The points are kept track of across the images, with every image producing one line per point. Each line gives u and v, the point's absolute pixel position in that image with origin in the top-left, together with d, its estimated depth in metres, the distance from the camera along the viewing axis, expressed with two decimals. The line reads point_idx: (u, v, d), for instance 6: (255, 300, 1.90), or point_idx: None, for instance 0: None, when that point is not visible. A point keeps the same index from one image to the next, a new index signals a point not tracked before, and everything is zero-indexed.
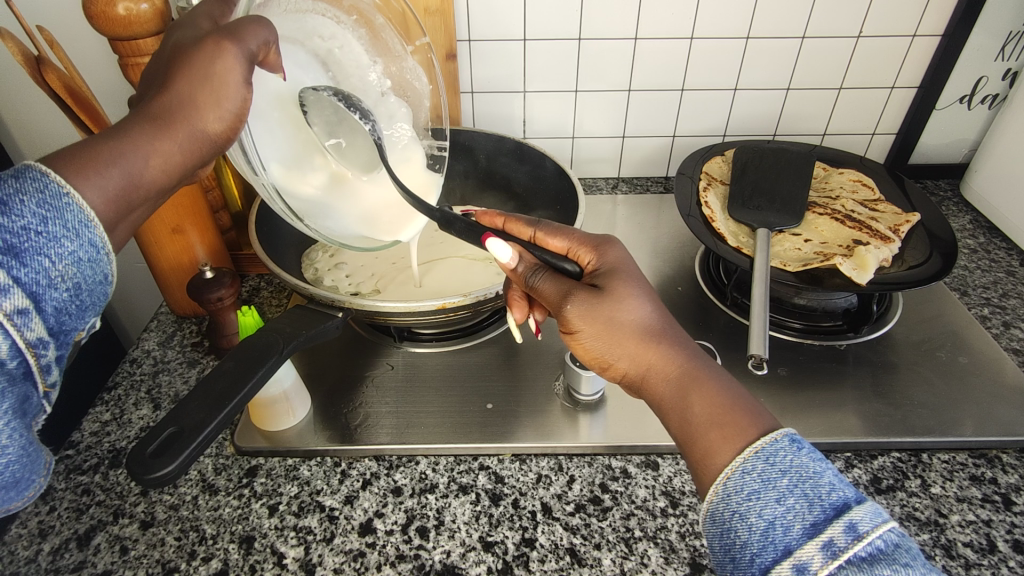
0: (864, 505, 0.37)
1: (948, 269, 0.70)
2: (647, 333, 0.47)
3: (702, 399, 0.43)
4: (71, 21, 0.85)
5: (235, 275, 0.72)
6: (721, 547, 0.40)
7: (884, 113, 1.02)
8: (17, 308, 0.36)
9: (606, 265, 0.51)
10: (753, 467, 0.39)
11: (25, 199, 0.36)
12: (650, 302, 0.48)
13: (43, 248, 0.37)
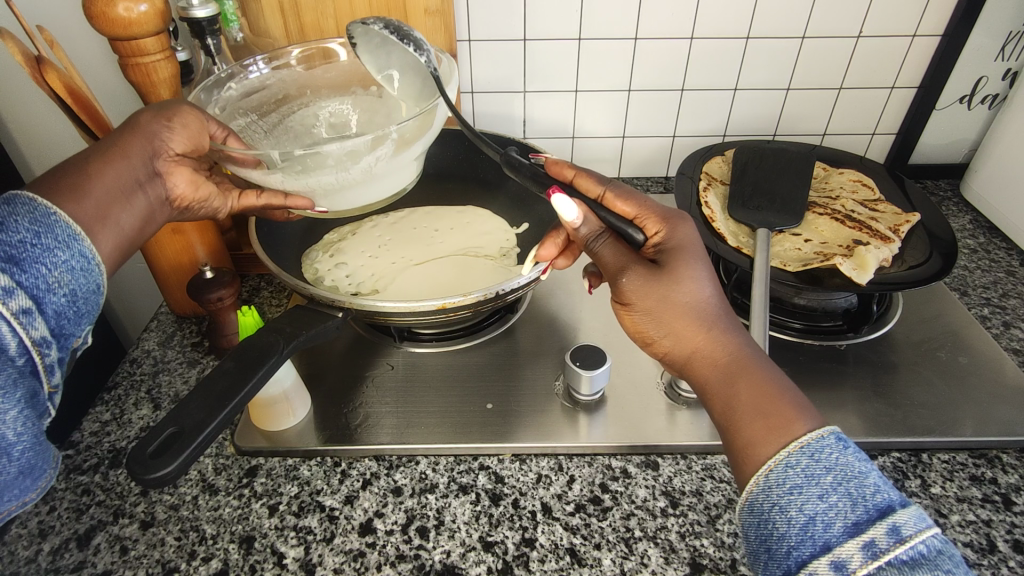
0: (908, 508, 0.37)
1: (948, 269, 0.70)
2: (704, 315, 0.47)
3: (748, 387, 0.43)
4: (71, 22, 0.85)
5: (236, 275, 0.72)
6: (757, 536, 0.40)
7: (884, 112, 1.02)
8: (22, 307, 0.38)
9: (672, 237, 0.50)
10: (797, 461, 0.39)
11: (18, 218, 0.40)
12: (710, 284, 0.48)
13: (39, 257, 0.40)
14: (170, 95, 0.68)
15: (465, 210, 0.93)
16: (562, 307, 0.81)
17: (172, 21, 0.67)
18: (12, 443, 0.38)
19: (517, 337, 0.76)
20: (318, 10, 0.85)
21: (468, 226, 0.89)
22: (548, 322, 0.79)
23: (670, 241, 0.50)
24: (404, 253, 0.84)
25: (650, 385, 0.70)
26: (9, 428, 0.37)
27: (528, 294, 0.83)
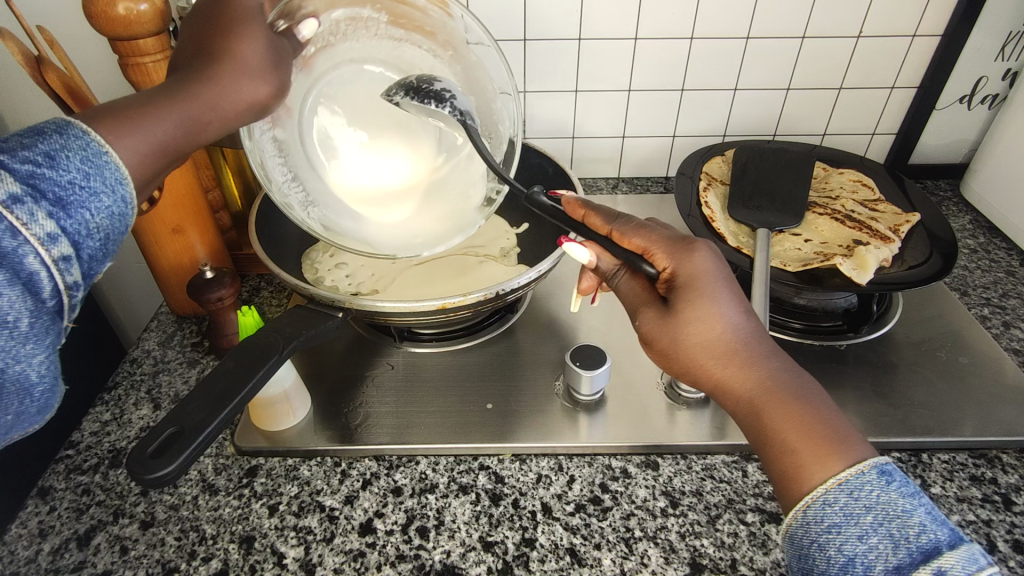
0: (957, 551, 0.36)
1: (948, 269, 0.70)
2: (723, 351, 0.45)
3: (775, 423, 0.42)
4: (71, 23, 0.85)
5: (236, 275, 0.72)
6: (799, 569, 0.41)
7: (885, 112, 1.02)
8: (62, 255, 0.36)
9: (686, 268, 0.47)
10: (836, 499, 0.39)
11: (70, 154, 0.37)
12: (727, 317, 0.45)
13: (86, 202, 0.37)
14: None
15: None
16: (562, 307, 0.81)
17: (172, 22, 0.67)
18: (34, 383, 0.37)
19: (517, 337, 0.76)
20: None
21: None
22: (548, 321, 0.79)
23: (683, 275, 0.47)
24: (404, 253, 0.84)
25: (650, 385, 0.70)
26: (35, 370, 0.37)
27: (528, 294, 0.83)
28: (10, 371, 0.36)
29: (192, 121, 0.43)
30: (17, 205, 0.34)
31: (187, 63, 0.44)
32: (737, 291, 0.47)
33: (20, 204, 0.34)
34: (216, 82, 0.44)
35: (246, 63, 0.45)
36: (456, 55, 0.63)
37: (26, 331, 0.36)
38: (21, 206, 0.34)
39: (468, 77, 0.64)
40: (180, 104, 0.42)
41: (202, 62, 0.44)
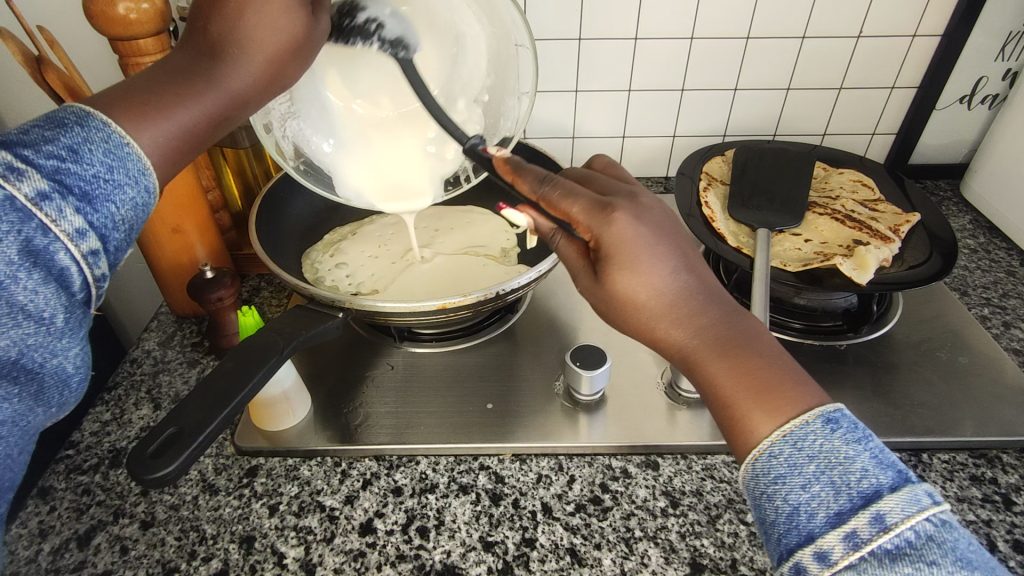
0: (899, 493, 0.34)
1: (948, 269, 0.70)
2: (661, 307, 0.43)
3: (718, 373, 0.41)
4: (70, 23, 0.85)
5: (235, 275, 0.72)
6: (757, 521, 0.39)
7: (884, 112, 1.02)
8: (90, 249, 0.36)
9: (608, 234, 0.42)
10: (780, 451, 0.37)
11: (92, 147, 0.37)
12: (661, 272, 0.43)
13: (110, 195, 0.37)
14: None
15: (465, 211, 0.93)
16: (561, 307, 0.81)
17: (172, 22, 0.67)
18: (71, 375, 0.37)
19: (517, 337, 0.76)
20: None
21: (468, 226, 0.89)
22: (547, 321, 0.79)
23: (606, 241, 0.42)
24: (404, 253, 0.84)
25: (650, 385, 0.70)
26: (72, 362, 0.37)
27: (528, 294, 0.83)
28: (48, 366, 0.36)
29: (215, 106, 0.42)
30: (45, 202, 0.34)
31: (212, 36, 0.42)
32: (670, 240, 0.44)
33: (48, 200, 0.35)
34: (242, 70, 0.42)
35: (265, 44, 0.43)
36: (498, 33, 0.65)
37: (61, 326, 0.36)
38: (49, 202, 0.35)
39: (498, 54, 0.65)
40: (205, 91, 0.41)
41: (227, 38, 0.42)
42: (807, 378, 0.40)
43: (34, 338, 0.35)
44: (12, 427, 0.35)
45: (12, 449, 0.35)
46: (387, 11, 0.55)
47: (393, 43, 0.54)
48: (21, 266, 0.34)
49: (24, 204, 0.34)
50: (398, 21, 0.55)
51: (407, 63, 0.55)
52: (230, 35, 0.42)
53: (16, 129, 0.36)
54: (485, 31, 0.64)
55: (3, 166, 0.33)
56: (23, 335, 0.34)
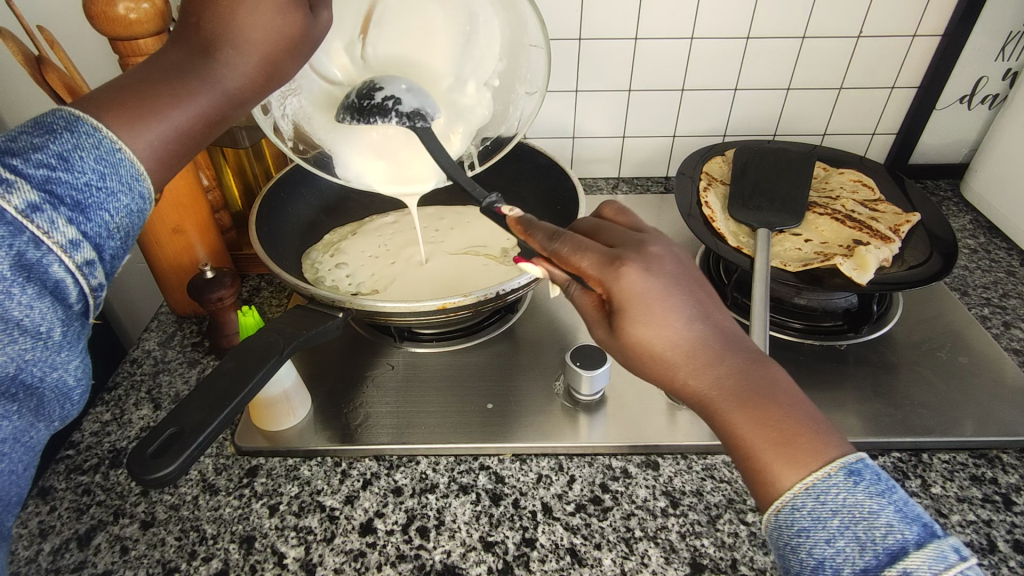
0: (925, 549, 0.35)
1: (948, 269, 0.69)
2: (681, 359, 0.42)
3: (743, 424, 0.40)
4: (70, 22, 0.85)
5: (235, 275, 0.72)
6: (780, 565, 0.40)
7: (884, 112, 1.02)
8: (86, 260, 0.36)
9: (620, 286, 0.41)
10: (803, 503, 0.37)
11: (83, 154, 0.36)
12: (678, 321, 0.42)
13: (104, 204, 0.37)
14: None
15: (465, 211, 0.93)
16: (561, 307, 0.81)
17: (172, 22, 0.67)
18: (73, 387, 0.38)
19: (517, 337, 0.76)
20: None
21: (468, 226, 0.89)
22: (547, 321, 0.79)
23: (618, 293, 0.41)
24: (404, 253, 0.84)
25: (650, 385, 0.70)
26: (72, 374, 0.38)
27: (528, 294, 0.83)
28: (47, 380, 0.36)
29: (209, 106, 0.41)
30: (36, 213, 0.34)
31: (207, 34, 0.40)
32: (683, 288, 0.42)
33: (40, 212, 0.34)
34: (235, 69, 0.41)
35: (261, 40, 0.41)
36: (514, 23, 0.64)
37: (59, 340, 0.36)
38: (41, 214, 0.34)
39: (512, 45, 0.65)
40: (197, 91, 0.40)
41: (222, 37, 0.40)
42: (828, 425, 0.39)
43: (32, 353, 0.35)
44: (15, 443, 0.36)
45: (16, 464, 0.37)
46: (404, 87, 0.59)
47: (410, 116, 0.59)
48: (16, 281, 0.34)
49: (16, 217, 0.33)
50: (414, 95, 0.60)
51: (425, 132, 0.60)
52: (223, 32, 0.40)
53: (3, 137, 0.35)
54: (501, 19, 0.63)
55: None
56: (21, 351, 0.35)
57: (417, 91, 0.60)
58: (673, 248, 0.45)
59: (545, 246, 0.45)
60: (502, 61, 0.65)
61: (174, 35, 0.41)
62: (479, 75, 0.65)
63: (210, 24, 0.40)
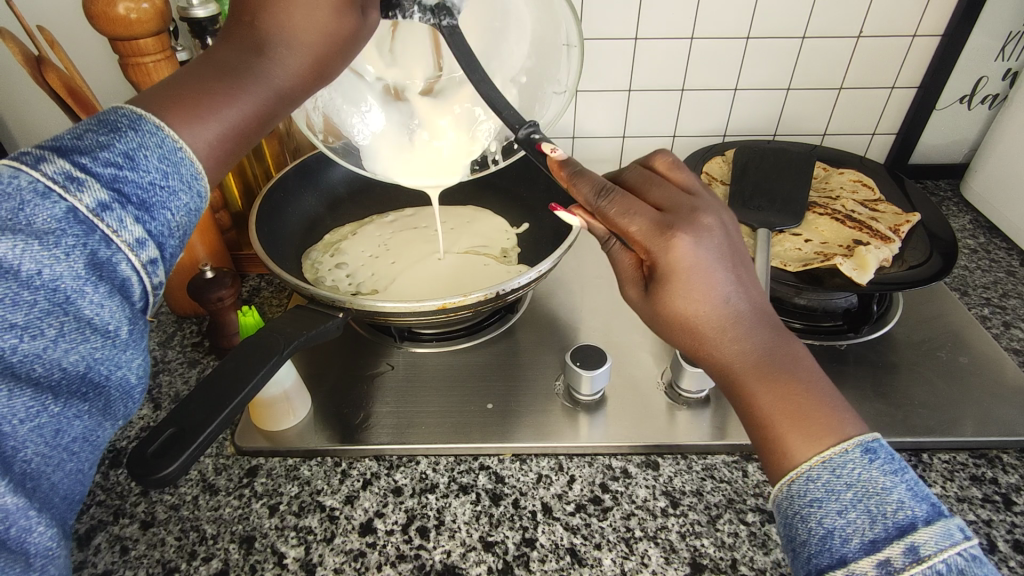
0: (933, 526, 0.35)
1: (948, 269, 0.69)
2: (715, 325, 0.43)
3: (768, 395, 0.41)
4: (70, 23, 0.85)
5: (236, 275, 0.72)
6: (786, 537, 0.40)
7: (884, 112, 1.02)
8: (150, 259, 0.35)
9: (666, 251, 0.42)
10: (819, 475, 0.38)
11: (147, 153, 0.35)
12: (721, 290, 0.42)
13: (166, 202, 0.36)
14: None
15: (465, 211, 0.93)
16: (561, 307, 0.81)
17: (172, 22, 0.67)
18: (134, 385, 0.37)
19: (517, 336, 0.76)
20: None
21: (468, 226, 0.89)
22: (547, 321, 0.79)
23: (665, 257, 0.42)
24: (404, 253, 0.84)
25: (650, 385, 0.70)
26: (134, 373, 0.37)
27: (528, 294, 0.83)
28: (113, 379, 0.35)
29: (261, 103, 0.40)
30: (106, 212, 0.33)
31: (260, 31, 0.40)
32: (728, 262, 0.43)
33: (109, 210, 0.33)
34: (286, 67, 0.40)
35: (314, 37, 0.41)
36: (546, 23, 0.64)
37: (125, 339, 0.35)
38: (110, 213, 0.33)
39: (543, 44, 0.65)
40: (250, 88, 0.40)
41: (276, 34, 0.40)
42: (848, 408, 0.40)
43: (101, 352, 0.34)
44: (84, 442, 0.35)
45: (84, 463, 0.35)
46: None
47: (433, 10, 0.52)
48: (87, 281, 0.33)
49: (86, 215, 0.33)
50: None
51: (452, 30, 0.53)
52: (277, 29, 0.40)
53: (70, 133, 0.34)
54: (533, 18, 0.64)
55: (63, 177, 0.32)
56: (90, 350, 0.34)
57: None
58: (723, 216, 0.45)
59: (593, 201, 0.45)
60: (530, 58, 0.66)
61: (223, 32, 0.41)
62: (506, 69, 0.65)
63: (263, 20, 0.40)
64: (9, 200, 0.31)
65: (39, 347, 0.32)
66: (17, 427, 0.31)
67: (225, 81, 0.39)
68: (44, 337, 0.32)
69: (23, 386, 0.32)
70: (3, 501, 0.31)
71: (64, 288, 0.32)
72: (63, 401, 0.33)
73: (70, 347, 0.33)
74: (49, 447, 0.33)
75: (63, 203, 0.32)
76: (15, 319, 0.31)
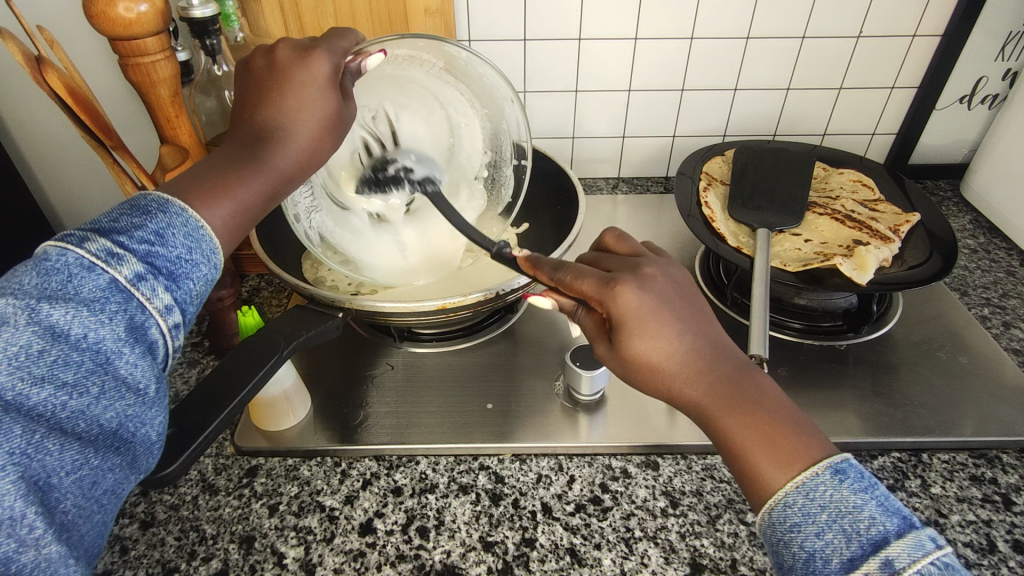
0: (905, 539, 0.35)
1: (947, 269, 0.69)
2: (675, 366, 0.43)
3: (737, 426, 0.41)
4: (68, 21, 0.84)
5: (235, 275, 0.72)
6: (776, 564, 0.40)
7: (884, 112, 1.02)
8: (174, 323, 0.39)
9: (615, 308, 0.43)
10: (795, 501, 0.38)
11: (175, 232, 0.40)
12: (675, 334, 0.43)
13: (190, 273, 0.40)
14: (170, 96, 0.68)
15: None
16: None
17: (171, 22, 0.67)
18: (156, 441, 0.39)
19: (517, 336, 0.77)
20: (317, 10, 0.85)
21: None
22: (547, 321, 0.79)
23: (615, 313, 0.43)
24: None
25: None
26: (157, 428, 0.39)
27: (528, 294, 0.83)
28: (139, 436, 0.37)
29: (269, 184, 0.46)
30: (141, 282, 0.37)
31: (261, 123, 0.47)
32: (678, 302, 0.44)
33: (143, 280, 0.37)
34: (287, 148, 0.47)
35: (308, 121, 0.48)
36: (491, 114, 0.69)
37: (153, 396, 0.38)
38: (144, 282, 0.37)
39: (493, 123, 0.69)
40: (256, 169, 0.46)
41: (275, 123, 0.47)
42: (815, 431, 0.40)
43: (133, 409, 0.37)
44: (113, 494, 0.36)
45: (108, 516, 0.37)
46: (413, 156, 0.61)
47: (423, 180, 0.62)
48: (125, 342, 0.36)
49: (125, 285, 0.37)
50: (422, 163, 0.62)
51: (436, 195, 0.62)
52: (276, 119, 0.47)
53: (105, 215, 0.39)
54: (479, 114, 0.68)
55: (105, 253, 0.36)
56: (124, 407, 0.36)
57: (428, 158, 0.63)
58: (667, 268, 0.47)
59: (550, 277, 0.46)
60: (487, 153, 0.70)
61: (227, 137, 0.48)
62: (469, 173, 0.69)
63: (263, 115, 0.47)
64: (60, 274, 0.35)
65: (84, 404, 0.34)
66: (62, 478, 0.33)
67: (228, 166, 0.45)
68: (90, 394, 0.35)
69: (69, 441, 0.34)
70: (48, 550, 0.32)
71: (106, 349, 0.36)
72: (101, 454, 0.35)
73: (109, 404, 0.35)
74: (85, 499, 0.35)
75: (106, 274, 0.36)
76: (66, 376, 0.34)
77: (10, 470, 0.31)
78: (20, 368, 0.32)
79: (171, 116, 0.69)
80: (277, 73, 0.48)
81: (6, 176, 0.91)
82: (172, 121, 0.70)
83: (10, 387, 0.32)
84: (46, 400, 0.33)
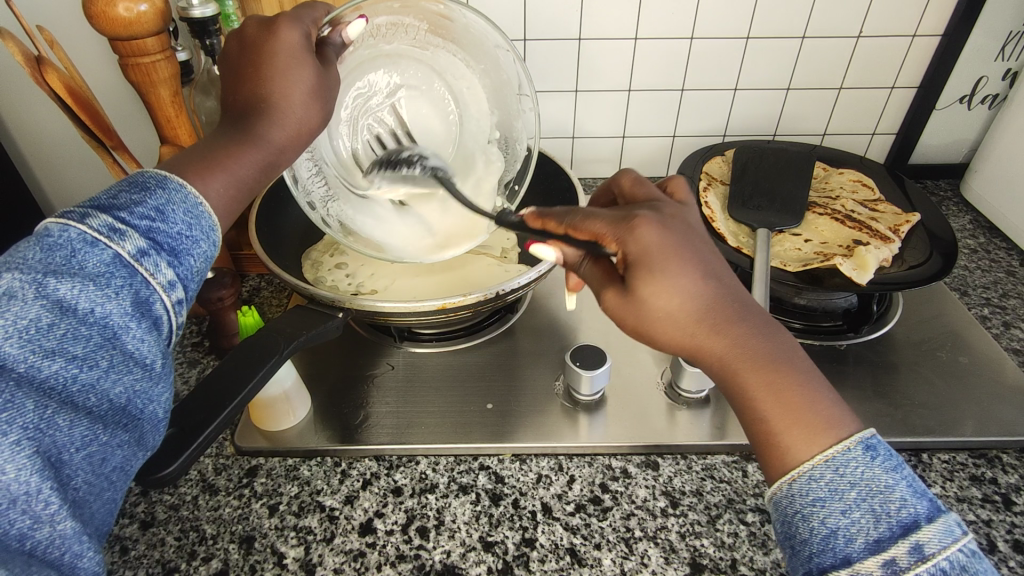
0: (934, 523, 0.36)
1: (947, 269, 0.69)
2: (694, 319, 0.41)
3: (760, 387, 0.40)
4: (69, 22, 0.84)
5: (235, 275, 0.72)
6: (783, 535, 0.40)
7: (884, 112, 1.02)
8: (178, 300, 0.39)
9: (635, 245, 0.42)
10: (822, 475, 0.38)
11: (175, 208, 0.40)
12: (695, 284, 0.41)
13: (192, 249, 0.40)
14: (171, 96, 0.68)
15: None
16: (562, 308, 0.81)
17: (171, 22, 0.67)
18: (162, 417, 0.39)
19: (517, 336, 0.77)
20: None
21: None
22: (547, 321, 0.79)
23: (636, 253, 0.41)
24: None
25: (650, 385, 0.70)
26: (164, 405, 0.39)
27: (528, 294, 0.83)
28: (146, 413, 0.38)
29: (262, 158, 0.47)
30: (144, 257, 0.37)
31: (246, 104, 0.47)
32: (698, 252, 0.42)
33: (146, 256, 0.37)
34: (275, 122, 0.47)
35: (289, 92, 0.48)
36: (489, 71, 0.67)
37: (159, 371, 0.38)
38: (147, 258, 0.37)
39: (494, 84, 0.67)
40: (248, 146, 0.46)
41: (259, 99, 0.47)
42: (842, 407, 0.40)
43: (140, 384, 0.37)
44: (122, 471, 0.37)
45: (118, 493, 0.37)
46: None
47: None
48: (132, 317, 0.36)
49: (129, 261, 0.37)
50: None
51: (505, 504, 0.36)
52: (258, 96, 0.47)
53: (104, 192, 0.38)
54: (476, 73, 0.67)
55: (107, 229, 0.36)
56: (132, 382, 0.37)
57: None
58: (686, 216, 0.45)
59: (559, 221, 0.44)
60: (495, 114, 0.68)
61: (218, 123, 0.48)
62: (480, 139, 0.68)
63: (247, 95, 0.47)
64: (63, 250, 0.35)
65: (93, 378, 0.35)
66: (73, 454, 0.34)
67: (222, 145, 0.45)
68: (99, 368, 0.35)
69: (80, 416, 0.34)
70: (62, 527, 0.33)
71: (113, 324, 0.36)
72: (110, 430, 0.36)
73: (118, 378, 0.36)
74: (96, 475, 0.35)
75: (109, 250, 0.36)
76: (76, 350, 0.34)
77: (26, 444, 0.31)
78: (32, 341, 0.33)
79: (171, 116, 0.69)
80: (252, 50, 0.48)
81: (7, 177, 0.91)
82: (172, 121, 0.70)
83: (22, 360, 0.32)
84: (58, 372, 0.34)
